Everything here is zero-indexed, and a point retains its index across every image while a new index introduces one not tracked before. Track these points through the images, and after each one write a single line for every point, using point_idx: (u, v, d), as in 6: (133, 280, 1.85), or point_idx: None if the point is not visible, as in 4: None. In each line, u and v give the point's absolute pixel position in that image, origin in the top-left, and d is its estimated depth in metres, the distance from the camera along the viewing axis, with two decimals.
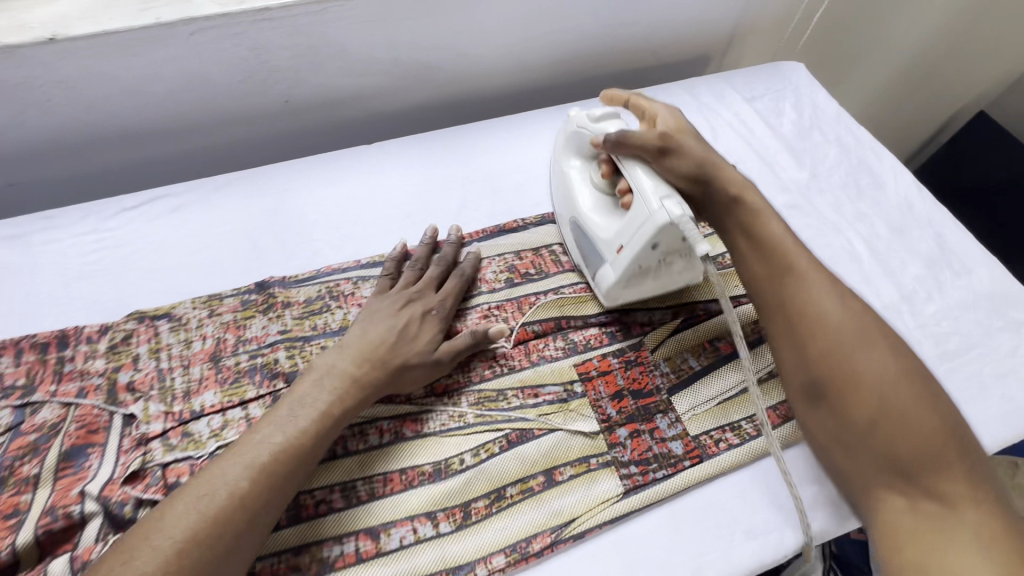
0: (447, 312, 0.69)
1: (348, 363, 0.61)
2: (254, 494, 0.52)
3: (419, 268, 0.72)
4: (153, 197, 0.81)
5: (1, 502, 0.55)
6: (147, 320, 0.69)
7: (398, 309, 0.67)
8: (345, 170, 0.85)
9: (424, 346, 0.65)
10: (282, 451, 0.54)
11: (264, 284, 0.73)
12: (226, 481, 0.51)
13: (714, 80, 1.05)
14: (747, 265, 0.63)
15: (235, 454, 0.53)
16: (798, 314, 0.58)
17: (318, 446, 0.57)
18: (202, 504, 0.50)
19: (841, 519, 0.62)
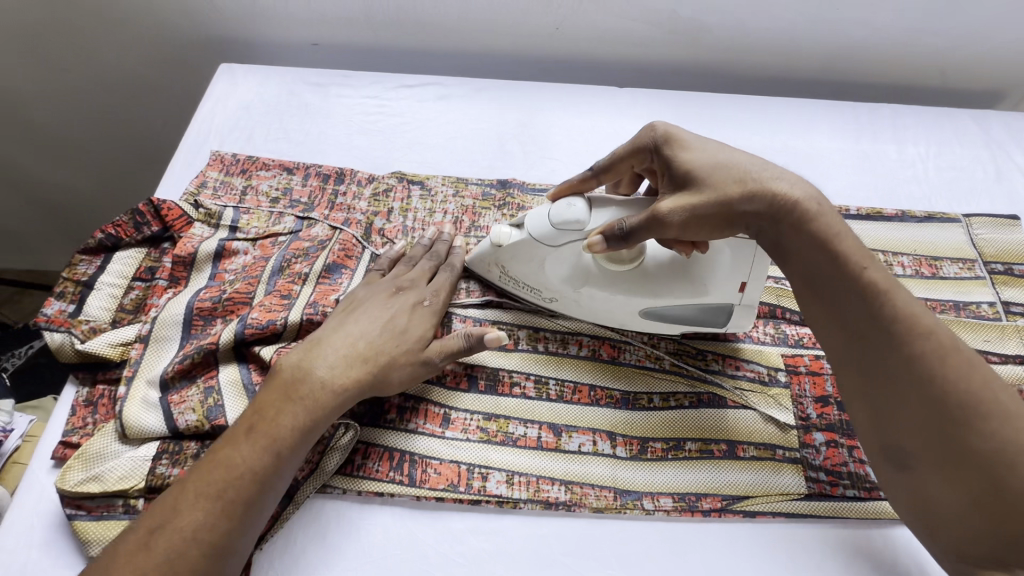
0: (435, 314, 0.62)
1: (321, 370, 0.55)
2: (209, 526, 0.48)
3: (409, 263, 0.67)
4: (426, 82, 0.89)
5: (278, 284, 0.66)
6: (405, 182, 0.78)
7: (387, 300, 0.62)
8: (597, 107, 0.88)
9: (414, 340, 0.59)
10: (234, 477, 0.50)
11: (506, 184, 0.78)
12: (183, 512, 0.48)
13: (1014, 119, 0.92)
14: (830, 311, 0.52)
15: (183, 483, 0.50)
16: (891, 386, 0.49)
17: (275, 469, 0.51)
18: (151, 540, 0.47)
19: None
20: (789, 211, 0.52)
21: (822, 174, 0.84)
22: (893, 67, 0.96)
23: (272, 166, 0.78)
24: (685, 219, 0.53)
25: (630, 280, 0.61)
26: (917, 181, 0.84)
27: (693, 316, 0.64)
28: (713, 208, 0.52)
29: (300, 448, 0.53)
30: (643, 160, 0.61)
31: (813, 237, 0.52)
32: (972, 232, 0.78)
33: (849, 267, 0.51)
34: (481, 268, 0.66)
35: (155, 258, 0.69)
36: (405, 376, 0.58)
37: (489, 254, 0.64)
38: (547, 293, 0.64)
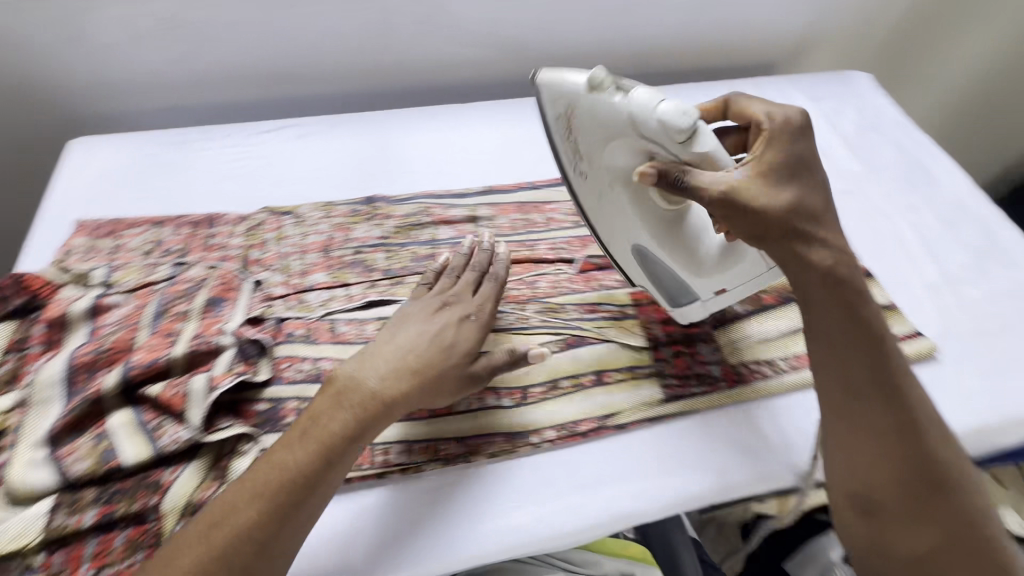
0: (483, 325, 0.67)
1: (372, 383, 0.60)
2: (259, 525, 0.52)
3: (454, 276, 0.72)
4: (286, 125, 0.96)
5: (160, 326, 0.68)
6: (275, 214, 0.83)
7: (431, 315, 0.67)
8: (445, 123, 0.99)
9: (461, 351, 0.64)
10: (286, 480, 0.54)
11: (372, 199, 0.86)
12: (237, 511, 0.52)
13: (780, 81, 1.15)
14: (838, 366, 0.56)
15: (245, 480, 0.55)
16: (876, 423, 0.54)
17: (326, 474, 0.55)
18: (208, 536, 0.51)
19: None
20: (832, 265, 0.56)
21: None
22: (686, 55, 1.17)
23: (140, 223, 0.81)
24: (726, 195, 0.54)
25: (657, 220, 0.65)
26: None
27: (674, 284, 0.69)
28: (762, 196, 0.55)
29: (346, 457, 0.57)
30: (760, 124, 0.60)
31: (836, 300, 0.56)
32: None
33: (864, 338, 0.56)
34: (547, 99, 0.61)
35: (25, 328, 0.69)
36: (453, 388, 0.63)
37: (593, 103, 0.58)
38: (584, 163, 0.64)
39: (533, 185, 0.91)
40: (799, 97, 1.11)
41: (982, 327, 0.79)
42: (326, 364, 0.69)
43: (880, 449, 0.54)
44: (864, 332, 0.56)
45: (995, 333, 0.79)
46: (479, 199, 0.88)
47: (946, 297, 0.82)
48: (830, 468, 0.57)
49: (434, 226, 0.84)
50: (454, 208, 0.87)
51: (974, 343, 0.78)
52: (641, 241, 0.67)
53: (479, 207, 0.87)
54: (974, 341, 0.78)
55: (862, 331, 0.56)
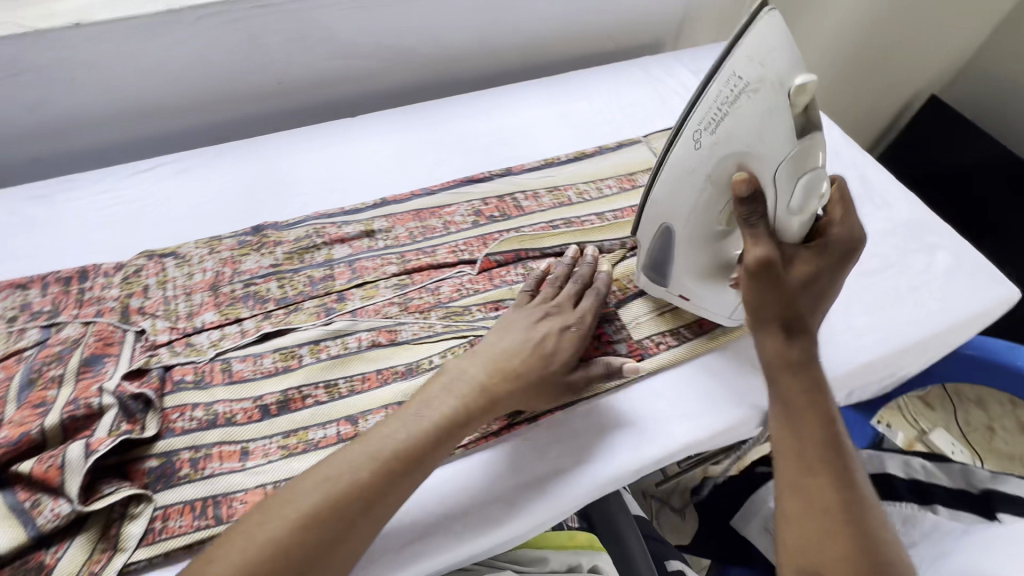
0: (585, 336, 0.69)
1: (481, 378, 0.63)
2: (372, 487, 0.54)
3: (556, 285, 0.73)
4: (162, 161, 0.91)
5: (32, 396, 0.63)
6: (155, 258, 0.79)
7: (535, 324, 0.68)
8: (333, 138, 0.96)
9: (563, 367, 0.67)
10: (405, 450, 0.56)
11: (259, 228, 0.83)
12: (350, 470, 0.54)
13: (665, 58, 1.18)
14: (796, 437, 0.58)
15: (362, 442, 0.56)
16: (824, 494, 0.54)
17: (435, 451, 0.58)
18: (326, 486, 0.53)
19: None
20: (802, 350, 0.61)
21: (535, 138, 1.00)
22: (572, 43, 1.19)
23: (1, 287, 0.75)
24: (761, 266, 0.59)
25: (710, 222, 0.66)
26: (607, 122, 1.04)
27: (664, 260, 0.71)
28: (794, 283, 0.61)
29: (442, 446, 0.59)
30: (833, 240, 0.63)
31: (798, 379, 0.60)
32: (652, 147, 0.99)
33: (821, 417, 0.58)
34: (735, 57, 0.58)
35: None
36: (545, 400, 0.66)
37: (769, 104, 0.58)
38: (707, 133, 0.60)
39: (428, 191, 0.90)
40: (682, 71, 1.15)
41: (864, 267, 0.84)
42: (222, 406, 0.66)
43: (826, 522, 0.53)
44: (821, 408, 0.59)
45: (876, 271, 0.84)
46: (374, 212, 0.86)
47: None
48: (780, 539, 0.55)
49: (329, 246, 0.82)
50: (348, 225, 0.84)
51: (859, 283, 0.82)
52: (679, 227, 0.67)
53: (375, 220, 0.86)
54: (859, 281, 0.82)
55: (818, 407, 0.59)
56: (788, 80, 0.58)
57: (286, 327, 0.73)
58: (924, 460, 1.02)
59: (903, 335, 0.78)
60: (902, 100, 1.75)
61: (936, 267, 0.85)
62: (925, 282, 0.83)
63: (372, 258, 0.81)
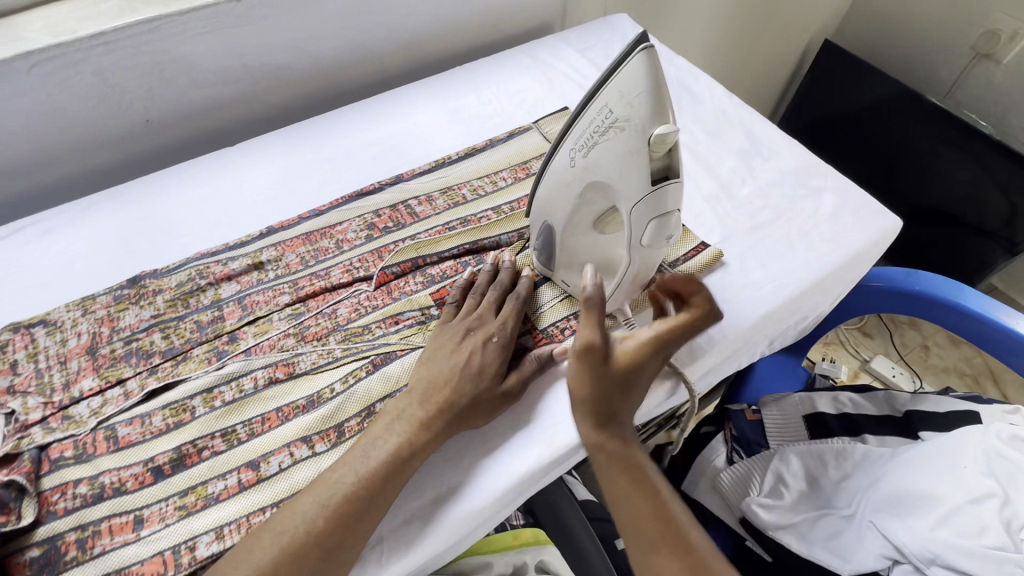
0: (512, 342, 0.70)
1: (419, 412, 0.63)
2: (329, 532, 0.55)
3: (478, 296, 0.74)
4: (23, 224, 0.84)
5: None
6: (22, 329, 0.73)
7: (460, 341, 0.68)
8: (211, 170, 0.91)
9: (500, 380, 0.67)
10: (353, 493, 0.57)
11: (135, 279, 0.78)
12: (307, 519, 0.56)
13: (551, 40, 1.17)
14: (635, 520, 0.60)
15: (314, 490, 0.58)
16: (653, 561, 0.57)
17: (387, 488, 0.59)
18: (281, 540, 0.55)
19: (694, 354, 0.73)
20: (619, 429, 0.63)
21: (425, 141, 0.98)
22: (457, 37, 1.16)
23: None
24: (583, 357, 0.62)
25: (583, 227, 0.65)
26: (495, 113, 1.02)
27: (548, 253, 0.72)
28: (617, 373, 0.62)
29: (388, 495, 0.59)
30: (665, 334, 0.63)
31: (621, 461, 0.62)
32: (543, 131, 0.98)
33: (645, 489, 0.61)
34: (610, 90, 0.55)
35: None
36: (488, 416, 0.65)
37: (631, 143, 0.54)
38: (581, 158, 0.59)
39: (317, 212, 0.86)
40: (568, 50, 1.14)
41: (757, 221, 0.86)
42: (108, 476, 0.62)
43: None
44: (640, 479, 0.61)
45: (769, 223, 0.86)
46: (261, 242, 0.83)
47: (723, 203, 0.88)
48: None
49: (215, 286, 0.78)
50: (234, 260, 0.80)
51: (753, 237, 0.84)
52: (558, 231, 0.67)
53: (262, 250, 0.82)
54: (753, 235, 0.84)
55: (637, 477, 0.61)
56: (655, 120, 0.52)
57: (175, 380, 0.69)
58: (851, 394, 1.06)
59: (799, 281, 0.80)
60: (796, 50, 1.80)
61: (823, 211, 0.88)
62: (814, 227, 0.86)
63: (263, 291, 0.78)
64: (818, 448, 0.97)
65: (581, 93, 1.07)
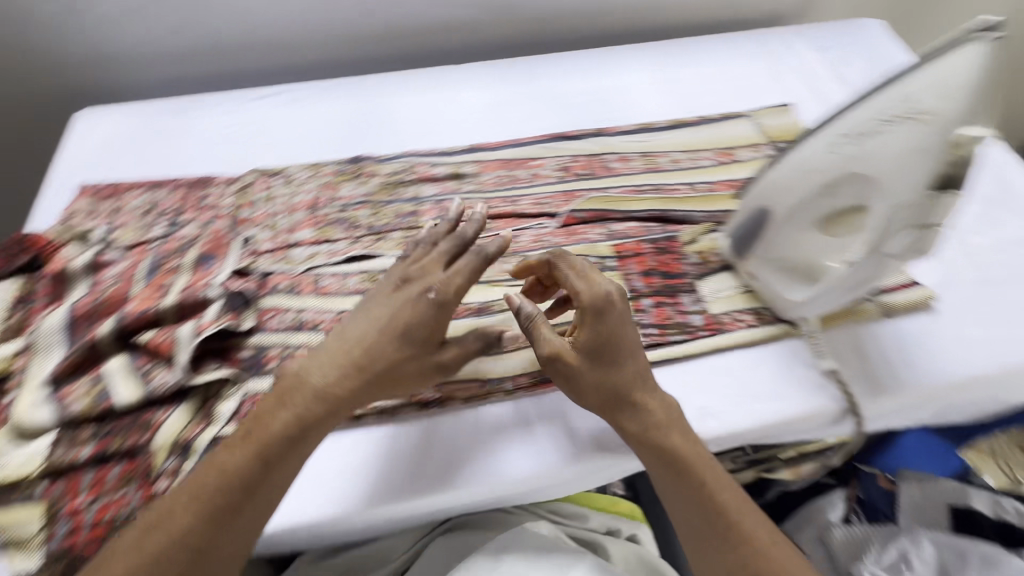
0: (449, 307, 0.61)
1: (319, 374, 0.59)
2: (192, 529, 0.52)
3: (430, 245, 0.65)
4: (278, 90, 0.97)
5: (155, 280, 0.72)
6: (265, 176, 0.85)
7: (389, 295, 0.62)
8: (434, 82, 0.98)
9: (382, 355, 0.59)
10: (209, 486, 0.54)
11: (358, 159, 0.87)
12: (200, 515, 0.53)
13: (787, 31, 1.09)
14: (687, 508, 0.58)
15: (187, 482, 0.55)
16: (713, 555, 0.57)
17: (200, 484, 0.54)
18: (176, 534, 0.52)
19: (877, 392, 0.67)
20: (646, 418, 0.60)
21: (632, 102, 0.97)
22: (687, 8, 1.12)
23: (139, 186, 0.84)
24: (554, 361, 0.60)
25: (812, 219, 0.63)
26: (709, 93, 0.98)
27: (751, 237, 0.70)
28: (587, 374, 0.60)
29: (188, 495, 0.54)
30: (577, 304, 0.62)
31: (656, 450, 0.59)
32: (758, 123, 0.93)
33: (688, 475, 0.58)
34: (913, 82, 0.55)
35: (33, 283, 0.73)
36: (335, 389, 0.59)
37: (927, 138, 0.54)
38: (854, 140, 0.57)
39: (518, 143, 0.90)
40: (804, 46, 1.06)
41: (986, 276, 0.75)
42: (309, 314, 0.71)
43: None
44: (683, 471, 0.58)
45: (1001, 282, 0.75)
46: (464, 156, 0.88)
47: (950, 246, 0.78)
48: None
49: (419, 184, 0.85)
50: (439, 165, 0.87)
51: (977, 291, 0.74)
52: (781, 214, 0.65)
53: (463, 164, 0.87)
54: (977, 289, 0.74)
55: (670, 469, 0.59)
56: (956, 123, 0.54)
57: (374, 254, 0.77)
58: (1018, 502, 0.87)
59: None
60: None
61: None
62: None
63: (458, 200, 0.83)
64: (959, 544, 0.81)
65: (808, 93, 0.99)
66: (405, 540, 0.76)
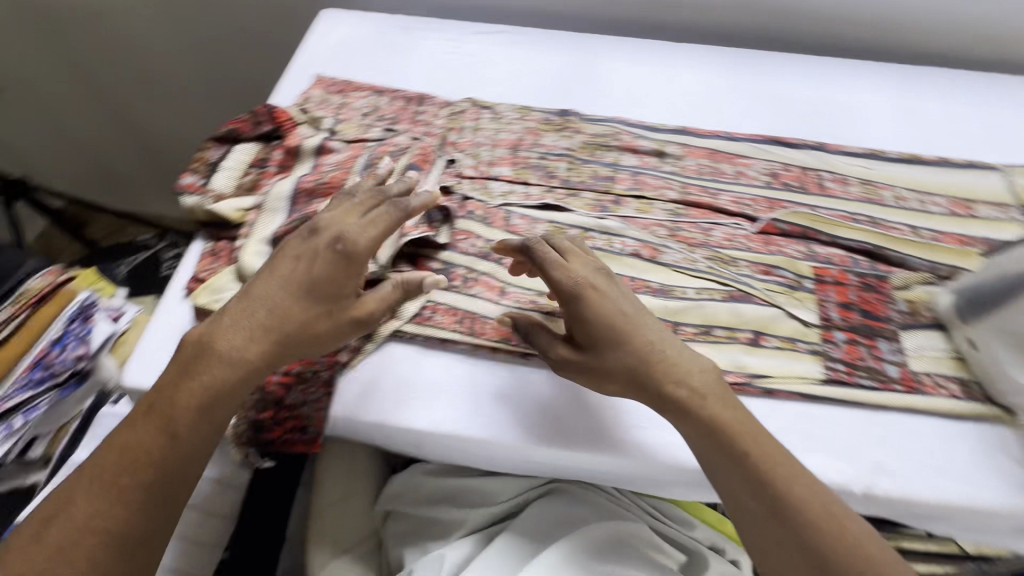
0: (350, 266, 0.59)
1: (227, 336, 0.57)
2: (107, 515, 0.51)
3: (352, 199, 0.63)
4: (501, 30, 0.99)
5: (367, 176, 0.77)
6: (477, 107, 0.88)
7: (301, 245, 0.60)
8: (654, 55, 0.95)
9: (297, 320, 0.57)
10: (118, 466, 0.52)
11: (566, 113, 0.88)
12: (110, 504, 0.51)
13: None
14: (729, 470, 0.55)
15: (91, 470, 0.53)
16: (772, 530, 0.52)
17: (104, 468, 0.53)
18: (88, 525, 0.51)
19: None
20: (655, 392, 0.58)
21: (863, 123, 0.88)
22: None
23: (365, 89, 0.91)
24: (566, 361, 0.61)
25: None
26: (956, 134, 0.88)
27: (988, 299, 0.64)
28: (616, 357, 0.58)
29: (120, 505, 0.51)
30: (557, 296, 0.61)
31: (698, 421, 0.56)
32: (1011, 181, 0.82)
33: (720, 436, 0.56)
34: None
35: (267, 151, 0.82)
36: (247, 355, 0.56)
37: None
38: None
39: (730, 135, 0.86)
40: None
41: None
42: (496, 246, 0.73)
43: (797, 557, 0.51)
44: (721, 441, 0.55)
45: None
46: (670, 136, 0.86)
47: None
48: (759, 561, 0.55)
49: (620, 152, 0.84)
50: (644, 138, 0.85)
51: None
52: None
53: (668, 143, 0.85)
54: None
55: (712, 439, 0.56)
56: None
57: (566, 208, 0.77)
58: None
59: None
60: None
61: None
62: None
63: (656, 177, 0.81)
64: None
65: None
66: (511, 488, 0.78)
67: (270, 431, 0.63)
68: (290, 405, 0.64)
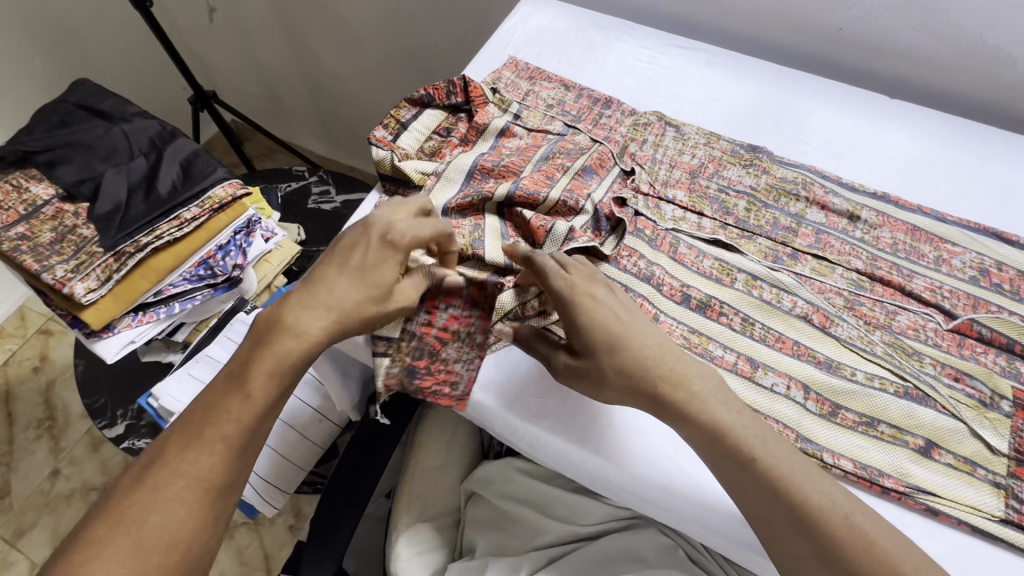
0: (396, 252, 0.60)
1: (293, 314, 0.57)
2: (201, 466, 0.52)
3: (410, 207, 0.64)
4: (702, 48, 0.95)
5: (543, 169, 0.76)
6: (662, 122, 0.86)
7: (356, 235, 0.60)
8: (865, 108, 0.87)
9: (348, 297, 0.58)
10: (211, 422, 0.53)
11: (756, 149, 0.83)
12: (201, 458, 0.52)
13: None
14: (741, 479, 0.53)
15: (183, 429, 0.54)
16: (793, 542, 0.50)
17: (197, 424, 0.54)
18: (184, 473, 0.51)
19: None
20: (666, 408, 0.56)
21: None
22: None
23: (554, 80, 0.90)
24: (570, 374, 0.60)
25: None
26: None
27: None
28: (612, 367, 0.57)
29: (208, 454, 0.52)
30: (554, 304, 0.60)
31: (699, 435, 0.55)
32: None
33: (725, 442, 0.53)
34: None
35: (452, 122, 0.84)
36: (303, 326, 0.57)
37: None
38: None
39: (940, 215, 0.76)
40: None
41: None
42: (658, 270, 0.71)
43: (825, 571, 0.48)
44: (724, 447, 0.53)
45: None
46: (868, 200, 0.78)
47: None
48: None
49: (807, 203, 0.77)
50: (836, 195, 0.78)
51: None
52: None
53: (864, 207, 0.77)
54: None
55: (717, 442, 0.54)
56: None
57: (739, 248, 0.73)
58: None
59: None
60: None
61: None
62: None
63: (843, 241, 0.74)
64: None
65: None
66: (598, 511, 0.77)
67: (423, 377, 0.67)
68: (445, 358, 0.67)
